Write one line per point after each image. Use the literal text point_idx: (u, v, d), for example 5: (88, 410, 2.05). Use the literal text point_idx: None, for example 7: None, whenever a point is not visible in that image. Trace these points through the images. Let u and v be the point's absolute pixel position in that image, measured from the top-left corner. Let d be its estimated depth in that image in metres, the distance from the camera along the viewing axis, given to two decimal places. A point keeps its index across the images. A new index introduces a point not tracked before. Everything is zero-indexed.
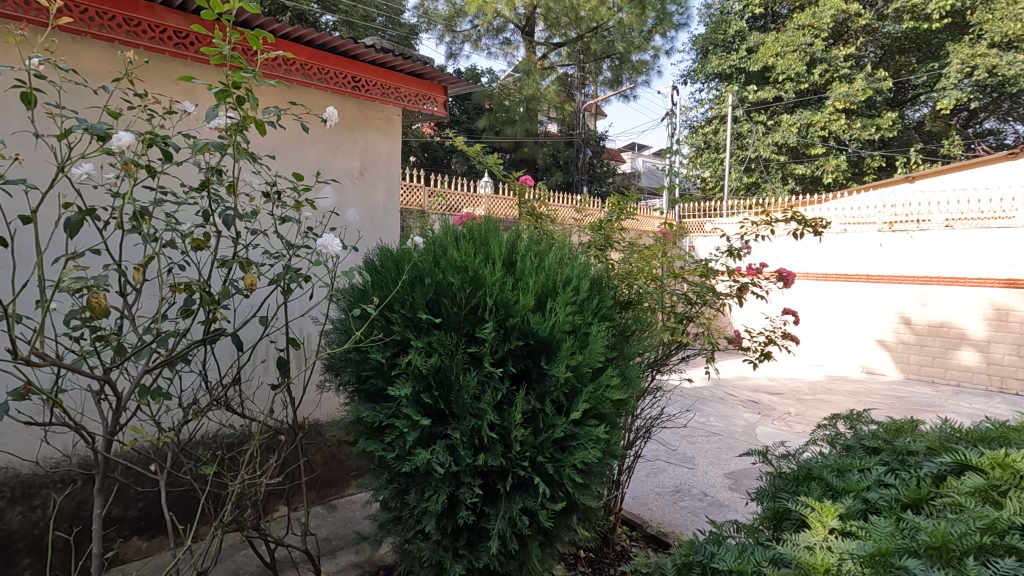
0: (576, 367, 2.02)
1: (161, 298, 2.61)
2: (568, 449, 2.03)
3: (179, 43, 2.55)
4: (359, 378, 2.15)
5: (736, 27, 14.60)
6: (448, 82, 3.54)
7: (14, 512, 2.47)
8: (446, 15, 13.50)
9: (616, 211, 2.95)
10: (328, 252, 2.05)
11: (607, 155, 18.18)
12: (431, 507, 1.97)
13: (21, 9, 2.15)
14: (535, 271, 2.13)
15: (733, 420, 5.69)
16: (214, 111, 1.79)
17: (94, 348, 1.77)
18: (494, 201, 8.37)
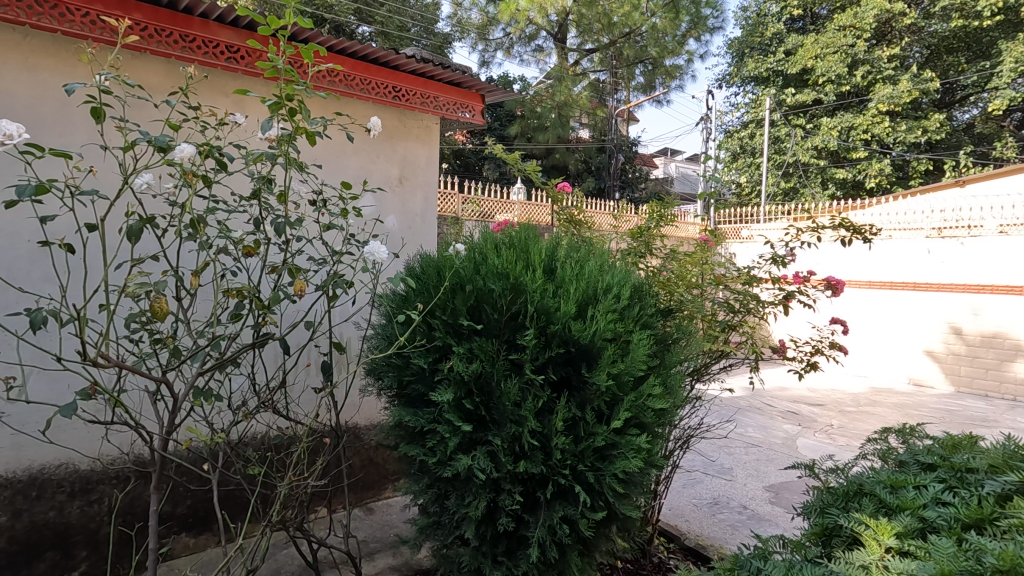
0: (617, 375, 2.01)
1: (214, 303, 2.70)
2: (609, 458, 2.01)
3: (231, 57, 2.67)
4: (401, 383, 2.19)
5: (774, 29, 14.31)
6: (486, 90, 3.57)
7: (73, 506, 2.59)
8: (478, 23, 13.60)
9: (656, 218, 2.90)
10: (374, 259, 2.10)
11: (639, 160, 18.03)
12: (471, 513, 1.98)
13: (87, 28, 2.29)
14: (576, 278, 2.12)
15: (772, 431, 5.54)
16: (269, 122, 1.85)
17: (153, 350, 1.85)
18: (527, 207, 8.43)
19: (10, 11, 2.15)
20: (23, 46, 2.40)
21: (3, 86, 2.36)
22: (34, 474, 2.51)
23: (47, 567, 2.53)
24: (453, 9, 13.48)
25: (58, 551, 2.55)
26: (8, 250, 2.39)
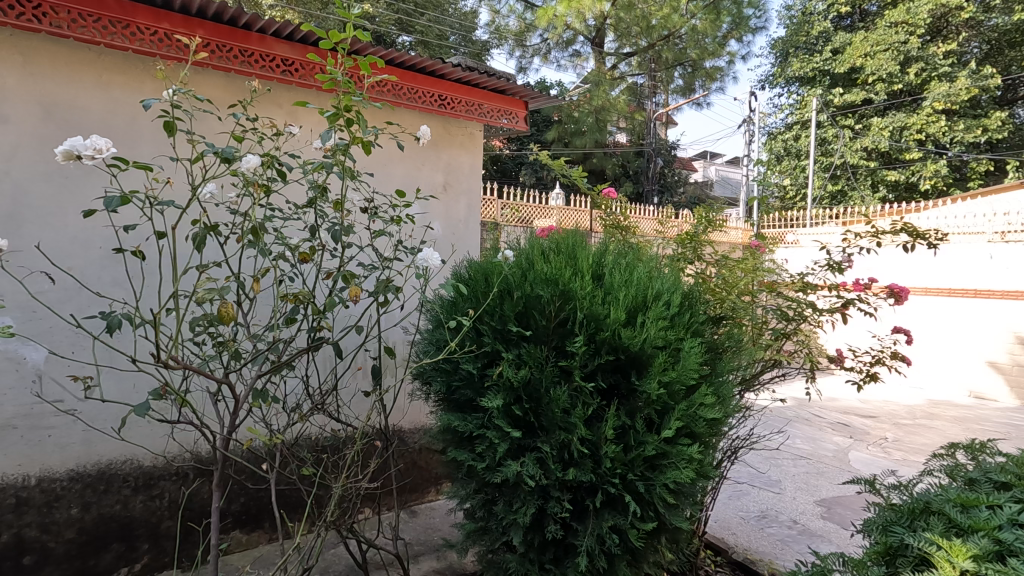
0: (668, 384, 1.98)
1: (272, 307, 2.78)
2: (659, 468, 1.98)
3: (286, 70, 2.77)
4: (449, 388, 2.21)
5: (821, 27, 13.87)
6: (529, 97, 3.59)
7: (136, 501, 2.71)
8: (515, 30, 13.56)
9: (704, 224, 2.86)
10: (427, 265, 2.13)
11: (677, 164, 17.77)
12: (520, 519, 1.98)
13: (156, 46, 2.42)
14: (625, 285, 2.10)
15: (822, 443, 5.34)
16: (328, 133, 1.92)
17: (215, 353, 1.92)
18: (566, 212, 8.42)
19: (87, 32, 2.30)
20: (98, 64, 2.55)
21: (79, 102, 2.51)
22: (102, 469, 2.64)
23: (113, 558, 2.66)
24: (491, 17, 13.51)
25: (122, 543, 2.68)
26: (83, 257, 2.54)
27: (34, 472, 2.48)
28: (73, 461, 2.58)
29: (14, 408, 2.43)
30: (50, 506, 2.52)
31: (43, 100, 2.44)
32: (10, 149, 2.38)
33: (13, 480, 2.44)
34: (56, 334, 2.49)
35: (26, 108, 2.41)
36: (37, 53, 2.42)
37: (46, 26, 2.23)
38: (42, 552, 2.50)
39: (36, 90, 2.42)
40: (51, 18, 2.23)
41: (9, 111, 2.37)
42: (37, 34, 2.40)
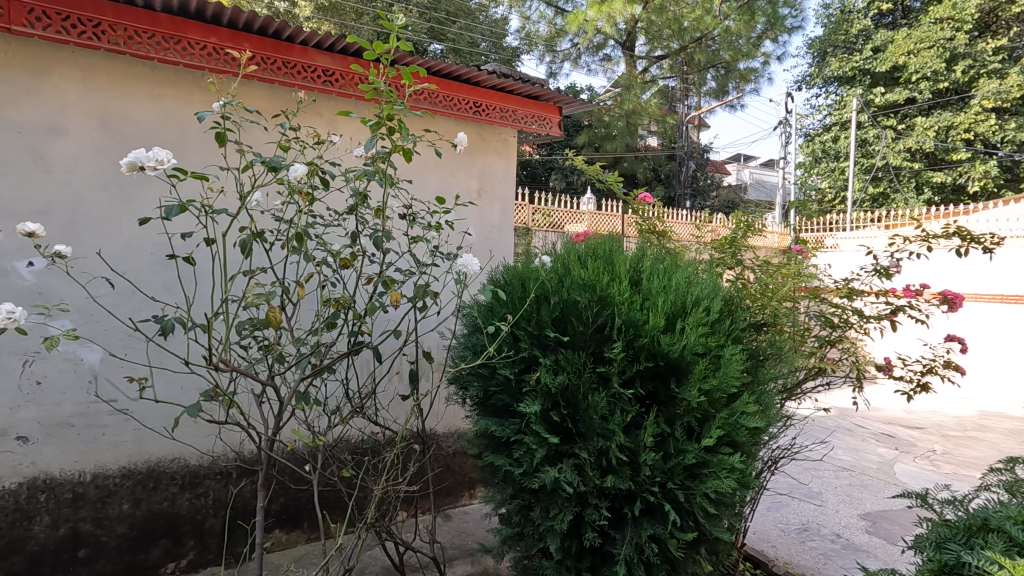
0: (709, 392, 1.95)
1: (315, 312, 2.83)
2: (699, 477, 1.96)
3: (326, 80, 2.83)
4: (486, 393, 2.21)
5: (860, 25, 13.47)
6: (563, 103, 3.60)
7: (183, 498, 2.81)
8: (546, 36, 13.57)
9: (742, 228, 2.78)
10: (467, 271, 2.15)
11: (711, 167, 17.47)
12: (557, 526, 1.98)
13: (205, 59, 2.53)
14: (664, 290, 2.08)
15: (865, 454, 5.16)
16: (371, 141, 1.97)
17: (261, 356, 1.98)
18: (598, 216, 8.37)
19: (142, 48, 2.41)
20: (151, 79, 2.67)
21: (133, 115, 2.63)
22: (151, 467, 2.74)
23: (160, 553, 2.75)
24: (522, 23, 13.48)
25: (169, 539, 2.77)
26: (136, 262, 2.65)
27: (90, 468, 2.60)
28: (125, 458, 2.68)
29: (72, 407, 2.55)
30: (104, 501, 2.63)
31: (101, 114, 2.56)
32: (70, 160, 2.51)
33: (70, 475, 2.56)
34: (111, 336, 2.60)
35: (85, 122, 2.54)
36: (96, 69, 2.55)
37: (105, 43, 2.35)
38: (96, 545, 2.61)
39: (94, 105, 2.55)
40: (109, 36, 2.35)
41: (70, 125, 2.51)
42: (96, 52, 2.54)
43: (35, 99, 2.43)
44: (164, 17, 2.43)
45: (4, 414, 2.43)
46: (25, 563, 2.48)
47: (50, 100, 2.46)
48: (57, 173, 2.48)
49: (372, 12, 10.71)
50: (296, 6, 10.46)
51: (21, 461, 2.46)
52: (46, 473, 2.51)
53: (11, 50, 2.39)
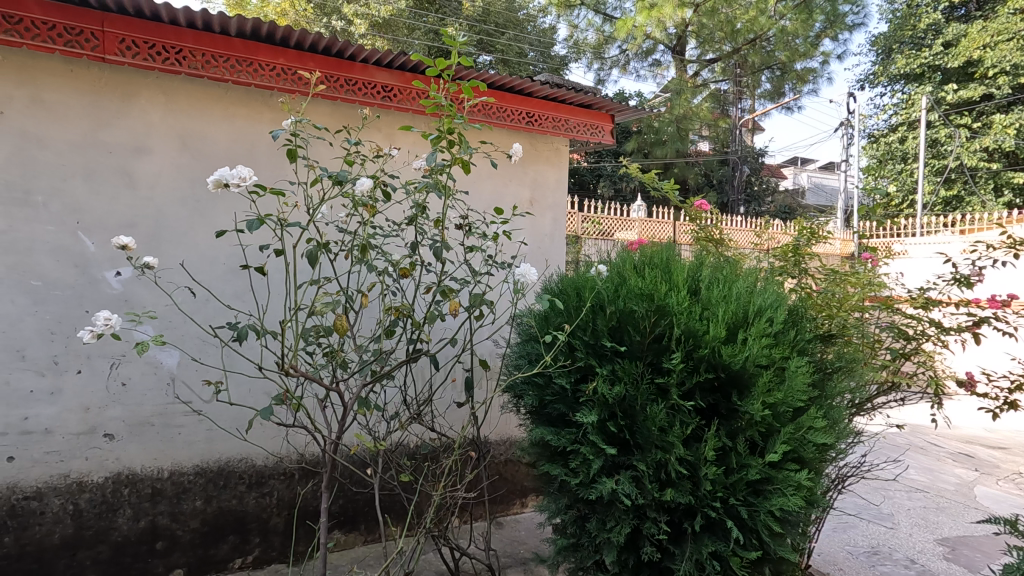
0: (773, 405, 1.89)
1: (376, 320, 2.91)
2: (763, 493, 1.90)
3: (385, 95, 2.93)
4: (541, 402, 2.21)
5: (930, 19, 12.76)
6: (615, 110, 3.58)
7: (250, 497, 2.94)
8: (594, 43, 13.47)
9: (806, 236, 2.67)
10: (524, 280, 2.17)
11: (766, 171, 16.89)
12: (614, 538, 1.95)
13: (274, 80, 2.68)
14: (724, 300, 2.04)
15: (941, 475, 4.83)
16: (432, 154, 2.03)
17: (326, 362, 2.07)
18: (647, 223, 8.28)
19: (218, 71, 2.58)
20: (225, 99, 2.84)
21: (208, 134, 2.81)
22: (222, 466, 2.88)
23: (229, 548, 2.89)
24: (570, 31, 13.46)
25: (237, 535, 2.91)
26: (211, 272, 2.81)
27: (167, 465, 2.77)
28: (198, 457, 2.84)
29: (152, 407, 2.73)
30: (179, 497, 2.79)
31: (180, 134, 2.75)
32: (153, 177, 2.70)
33: (150, 472, 2.73)
34: (189, 341, 2.77)
35: (167, 141, 2.73)
36: (177, 92, 2.74)
37: (185, 68, 2.53)
38: (172, 539, 2.77)
39: (174, 125, 2.74)
40: (189, 61, 2.53)
41: (153, 144, 2.70)
42: (177, 76, 2.73)
43: (123, 121, 2.64)
44: (238, 42, 2.59)
45: (94, 413, 2.62)
46: (109, 552, 2.66)
47: (136, 122, 2.66)
48: (142, 190, 2.68)
49: (423, 27, 10.99)
50: (351, 25, 10.86)
51: (108, 457, 2.65)
52: (129, 469, 2.69)
53: (104, 78, 2.60)
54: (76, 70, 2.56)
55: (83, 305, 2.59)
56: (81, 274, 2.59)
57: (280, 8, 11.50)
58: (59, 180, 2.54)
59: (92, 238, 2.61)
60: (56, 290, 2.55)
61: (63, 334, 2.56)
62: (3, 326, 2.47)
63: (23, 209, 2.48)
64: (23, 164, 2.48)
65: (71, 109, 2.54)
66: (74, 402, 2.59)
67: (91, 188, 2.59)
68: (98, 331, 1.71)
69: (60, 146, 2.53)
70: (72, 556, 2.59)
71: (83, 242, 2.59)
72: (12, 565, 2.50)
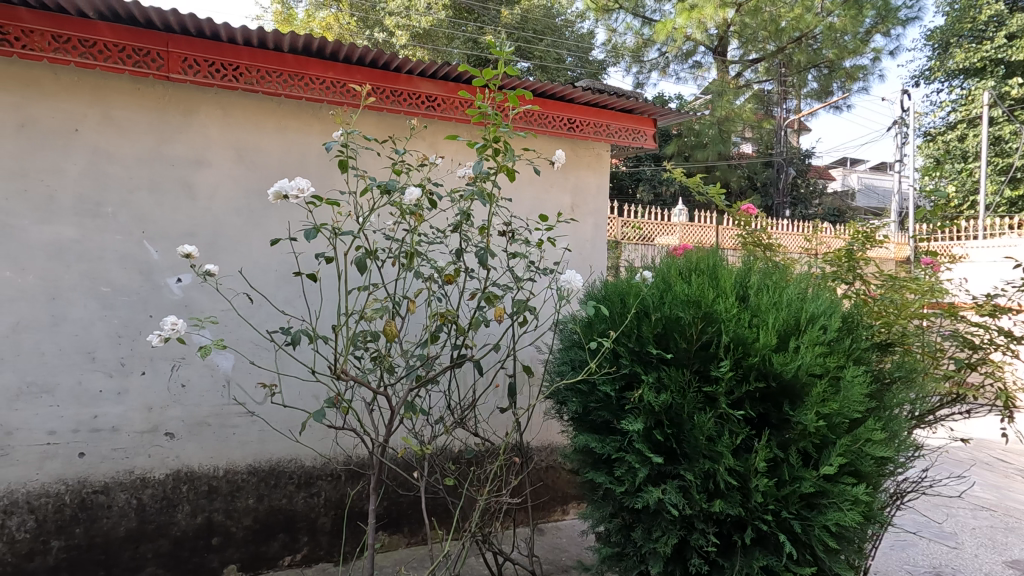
0: (828, 416, 1.84)
1: (422, 325, 2.96)
2: (817, 507, 1.85)
3: (429, 105, 2.99)
4: (585, 409, 2.20)
5: (991, 10, 12.11)
6: (658, 115, 3.54)
7: (299, 496, 3.03)
8: (633, 47, 13.36)
9: (861, 240, 2.60)
10: (570, 286, 2.18)
11: (814, 173, 16.32)
12: (660, 549, 1.92)
13: (324, 93, 2.78)
14: (775, 307, 1.99)
15: (1010, 493, 4.53)
16: (477, 163, 2.06)
17: (374, 367, 2.13)
18: (689, 228, 8.13)
19: (272, 85, 2.70)
20: (278, 113, 2.96)
21: (262, 146, 2.93)
22: (273, 466, 2.98)
23: (279, 546, 2.99)
24: (608, 36, 13.38)
25: (287, 533, 3.01)
26: (264, 278, 2.93)
27: (222, 464, 2.88)
28: (251, 457, 2.94)
29: (209, 407, 2.85)
30: (233, 495, 2.90)
31: (236, 146, 2.88)
32: (211, 188, 2.84)
33: (207, 470, 2.85)
34: (243, 345, 2.89)
35: (224, 154, 2.86)
36: (234, 107, 2.87)
37: (241, 83, 2.65)
38: (226, 535, 2.89)
39: (231, 138, 2.87)
40: (245, 77, 2.65)
41: (211, 157, 2.83)
42: (233, 92, 2.86)
43: (185, 135, 2.78)
44: (290, 57, 2.70)
45: (156, 412, 2.76)
46: (169, 546, 2.79)
47: (196, 136, 2.80)
48: (201, 200, 2.82)
49: (463, 36, 11.15)
50: (393, 36, 11.10)
51: (169, 454, 2.78)
52: (187, 466, 2.81)
53: (167, 95, 2.75)
54: (143, 88, 2.71)
55: (147, 310, 2.74)
56: (146, 281, 2.74)
57: (326, 23, 11.89)
58: (127, 192, 2.70)
59: (156, 247, 2.75)
60: (123, 295, 2.70)
61: (129, 338, 2.71)
62: (76, 329, 2.63)
63: (94, 220, 2.65)
64: (95, 177, 2.64)
65: (138, 125, 2.70)
66: (139, 402, 2.73)
67: (155, 200, 2.74)
68: (166, 335, 1.81)
69: (128, 160, 2.69)
70: (135, 548, 2.73)
71: (148, 250, 2.74)
72: (82, 555, 2.65)
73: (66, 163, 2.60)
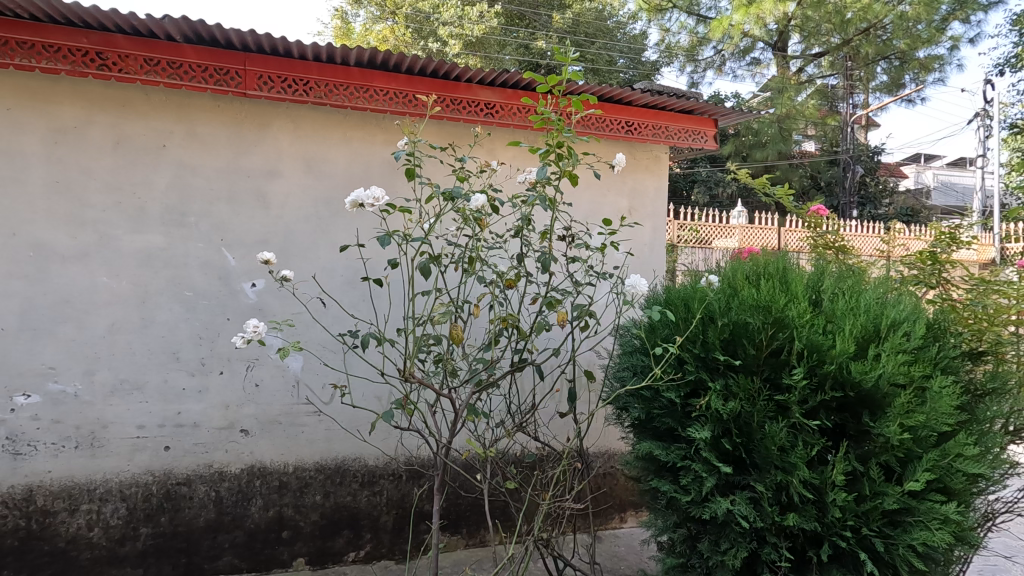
0: (913, 428, 1.74)
1: (482, 329, 3.00)
2: (901, 525, 1.75)
3: (487, 112, 3.04)
4: (649, 416, 2.16)
5: None
6: (719, 115, 3.44)
7: (363, 495, 3.12)
8: (687, 46, 13.03)
9: (944, 242, 2.43)
10: (635, 291, 2.15)
11: (884, 170, 15.41)
12: (728, 562, 1.87)
13: (387, 103, 2.87)
14: (851, 312, 1.89)
15: None
16: (539, 168, 2.08)
17: (437, 370, 2.18)
18: (749, 230, 7.84)
19: (339, 98, 2.81)
20: (344, 124, 3.08)
21: (329, 156, 3.05)
22: (338, 464, 3.09)
23: (344, 542, 3.09)
24: (661, 36, 13.02)
25: (351, 530, 3.11)
26: (332, 283, 3.05)
27: (292, 460, 3.01)
28: (319, 455, 3.06)
29: (280, 407, 2.99)
30: (302, 491, 3.03)
31: (305, 157, 3.02)
32: (283, 198, 2.98)
33: (278, 466, 2.99)
34: (313, 347, 3.02)
35: (295, 165, 3.00)
36: (304, 120, 3.01)
37: (311, 97, 2.78)
38: (295, 529, 3.02)
39: (301, 150, 3.01)
40: (315, 91, 2.78)
41: (283, 168, 2.98)
42: (303, 105, 3.00)
43: (259, 148, 2.94)
44: (356, 70, 2.81)
45: (232, 410, 2.92)
46: (244, 538, 2.94)
47: (269, 149, 2.96)
48: (274, 209, 2.97)
49: (513, 42, 11.22)
50: (446, 46, 11.30)
51: (244, 450, 2.94)
52: (260, 462, 2.96)
53: (244, 110, 2.92)
54: (223, 105, 2.89)
55: (225, 314, 2.91)
56: (224, 286, 2.90)
57: (382, 36, 12.26)
58: (208, 203, 2.88)
59: (233, 254, 2.92)
60: (204, 299, 2.88)
61: (209, 340, 2.88)
62: (163, 331, 2.82)
63: (179, 229, 2.84)
64: (180, 190, 2.83)
65: (218, 140, 2.88)
66: (217, 400, 2.90)
67: (233, 210, 2.91)
68: (248, 337, 1.92)
69: (209, 172, 2.87)
70: (213, 538, 2.90)
71: (225, 257, 2.91)
72: (166, 542, 2.83)
73: (154, 177, 2.80)
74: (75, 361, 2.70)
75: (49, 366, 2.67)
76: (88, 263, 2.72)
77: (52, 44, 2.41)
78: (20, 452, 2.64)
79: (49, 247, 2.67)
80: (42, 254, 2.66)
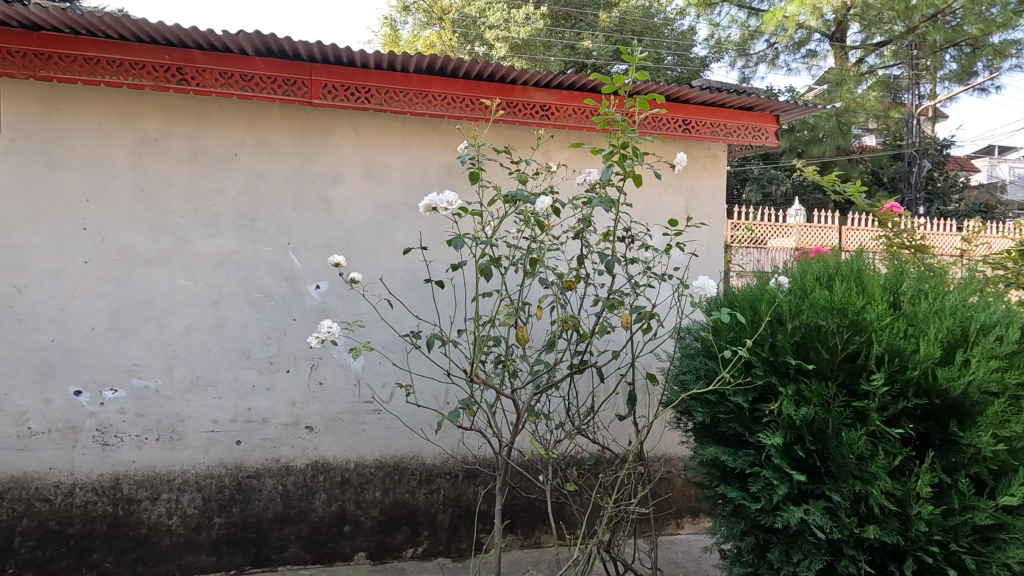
0: (1008, 439, 1.64)
1: (541, 331, 3.01)
2: (993, 541, 1.65)
3: (542, 114, 3.05)
4: (714, 420, 2.11)
5: None
6: (781, 111, 3.33)
7: (421, 493, 3.19)
8: (738, 41, 12.59)
9: None
10: (703, 293, 2.10)
11: (954, 164, 14.48)
12: (802, 572, 1.81)
13: (445, 108, 2.93)
14: (935, 315, 1.79)
15: None
16: (602, 170, 2.07)
17: (499, 371, 2.20)
18: (807, 229, 7.51)
19: (399, 104, 2.89)
20: (402, 130, 3.15)
21: (389, 161, 3.13)
22: (397, 462, 3.16)
23: (403, 538, 3.16)
24: (711, 31, 12.65)
25: (410, 527, 3.17)
26: (393, 286, 3.13)
27: (353, 457, 3.10)
28: (379, 452, 3.14)
29: (343, 405, 3.09)
30: (363, 487, 3.11)
31: (366, 163, 3.11)
32: (346, 202, 3.08)
33: (340, 462, 3.09)
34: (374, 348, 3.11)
35: (356, 170, 3.10)
36: (364, 127, 3.10)
37: (372, 104, 2.86)
38: (357, 524, 3.11)
39: (362, 155, 3.10)
40: (376, 98, 2.86)
41: (346, 174, 3.08)
42: (364, 112, 3.09)
43: (323, 155, 3.05)
44: (415, 77, 2.87)
45: (298, 407, 3.04)
46: (309, 530, 3.05)
47: (332, 155, 3.06)
48: (337, 213, 3.07)
49: (559, 44, 11.20)
50: (492, 49, 11.38)
51: (308, 446, 3.05)
52: (324, 458, 3.07)
53: (308, 119, 3.03)
54: (289, 114, 3.01)
55: (292, 314, 3.03)
56: (290, 288, 3.03)
57: (429, 41, 12.45)
58: (276, 208, 3.00)
59: (299, 256, 3.04)
60: (272, 300, 3.01)
61: (276, 339, 3.01)
62: (235, 331, 2.97)
63: (250, 233, 2.98)
64: (250, 196, 2.97)
65: (285, 147, 3.00)
66: (284, 397, 3.02)
67: (299, 214, 3.03)
68: (322, 337, 1.99)
69: (277, 179, 3.00)
70: (281, 530, 3.02)
71: (292, 260, 3.03)
72: (238, 532, 2.97)
73: (227, 184, 2.95)
74: (156, 359, 2.88)
75: (134, 363, 2.85)
76: (168, 266, 2.89)
77: (138, 62, 2.57)
78: (108, 443, 2.83)
79: (134, 252, 2.85)
80: (128, 258, 2.84)
